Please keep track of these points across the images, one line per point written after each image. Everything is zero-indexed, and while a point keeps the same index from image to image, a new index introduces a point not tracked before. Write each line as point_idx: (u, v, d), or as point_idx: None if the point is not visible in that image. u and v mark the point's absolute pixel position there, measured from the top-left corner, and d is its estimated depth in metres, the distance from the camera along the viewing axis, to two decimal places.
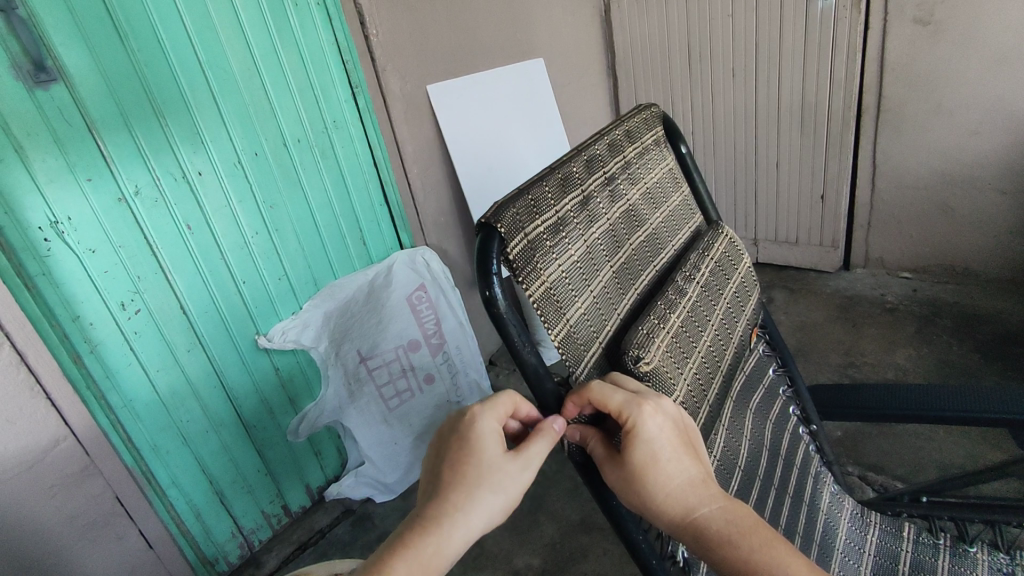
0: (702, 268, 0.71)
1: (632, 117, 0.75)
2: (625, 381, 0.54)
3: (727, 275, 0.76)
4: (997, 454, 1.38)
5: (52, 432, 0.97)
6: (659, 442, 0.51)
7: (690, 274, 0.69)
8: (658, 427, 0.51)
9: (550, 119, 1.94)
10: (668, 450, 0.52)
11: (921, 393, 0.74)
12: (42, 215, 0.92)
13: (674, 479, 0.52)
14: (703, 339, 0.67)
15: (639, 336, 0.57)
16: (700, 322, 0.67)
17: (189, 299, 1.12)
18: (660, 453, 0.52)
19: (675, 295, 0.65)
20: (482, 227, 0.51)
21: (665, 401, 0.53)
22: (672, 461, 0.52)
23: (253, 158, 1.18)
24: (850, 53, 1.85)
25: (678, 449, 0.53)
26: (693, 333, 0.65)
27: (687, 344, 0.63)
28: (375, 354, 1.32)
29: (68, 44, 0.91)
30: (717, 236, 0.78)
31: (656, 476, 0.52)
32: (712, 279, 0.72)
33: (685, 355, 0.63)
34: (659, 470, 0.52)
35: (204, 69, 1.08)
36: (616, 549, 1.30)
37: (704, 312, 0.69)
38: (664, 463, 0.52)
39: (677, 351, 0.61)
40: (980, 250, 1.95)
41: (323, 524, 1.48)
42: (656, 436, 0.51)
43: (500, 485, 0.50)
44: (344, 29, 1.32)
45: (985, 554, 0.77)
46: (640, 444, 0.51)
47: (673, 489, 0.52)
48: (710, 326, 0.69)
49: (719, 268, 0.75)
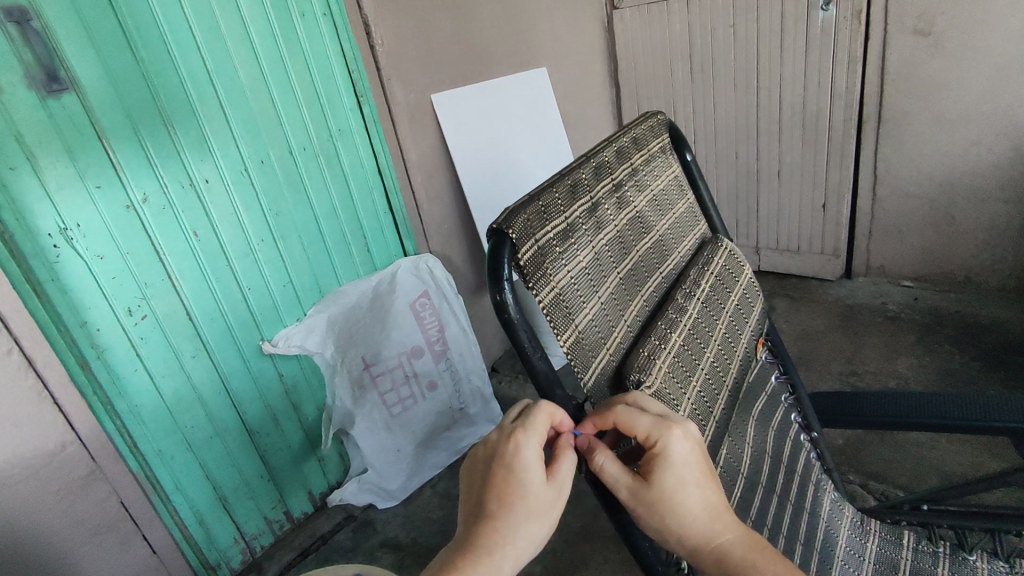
0: (703, 282, 0.72)
1: (639, 125, 0.76)
2: (649, 402, 0.55)
3: (729, 288, 0.77)
4: (999, 463, 1.37)
5: (59, 437, 0.98)
6: (686, 466, 0.52)
7: (691, 290, 0.70)
8: (686, 452, 0.52)
9: (552, 128, 1.95)
10: (694, 473, 0.53)
11: (923, 402, 0.75)
12: (52, 222, 0.94)
13: (697, 503, 0.53)
14: (706, 356, 0.67)
15: (640, 359, 0.58)
16: (702, 339, 0.68)
17: (194, 305, 1.14)
18: (688, 476, 0.52)
19: (676, 314, 0.66)
20: (494, 232, 0.52)
21: (690, 425, 0.54)
22: (696, 485, 0.53)
23: (258, 166, 1.20)
24: (851, 64, 1.87)
25: (702, 473, 0.53)
26: (695, 350, 0.66)
27: (690, 363, 0.64)
28: (379, 361, 1.37)
29: (79, 53, 0.93)
30: (718, 249, 0.79)
31: (681, 501, 0.52)
32: (714, 293, 0.73)
33: (687, 374, 0.63)
34: (683, 494, 0.52)
35: (212, 78, 1.10)
36: (617, 556, 1.30)
37: (705, 328, 0.69)
38: (689, 489, 0.53)
39: (679, 371, 0.62)
40: (982, 259, 1.96)
41: (325, 530, 1.47)
42: (684, 459, 0.52)
43: (546, 515, 0.52)
44: (350, 39, 1.34)
45: (984, 562, 0.77)
46: (667, 468, 0.52)
47: (695, 513, 0.53)
48: (713, 340, 0.70)
49: (720, 281, 0.76)
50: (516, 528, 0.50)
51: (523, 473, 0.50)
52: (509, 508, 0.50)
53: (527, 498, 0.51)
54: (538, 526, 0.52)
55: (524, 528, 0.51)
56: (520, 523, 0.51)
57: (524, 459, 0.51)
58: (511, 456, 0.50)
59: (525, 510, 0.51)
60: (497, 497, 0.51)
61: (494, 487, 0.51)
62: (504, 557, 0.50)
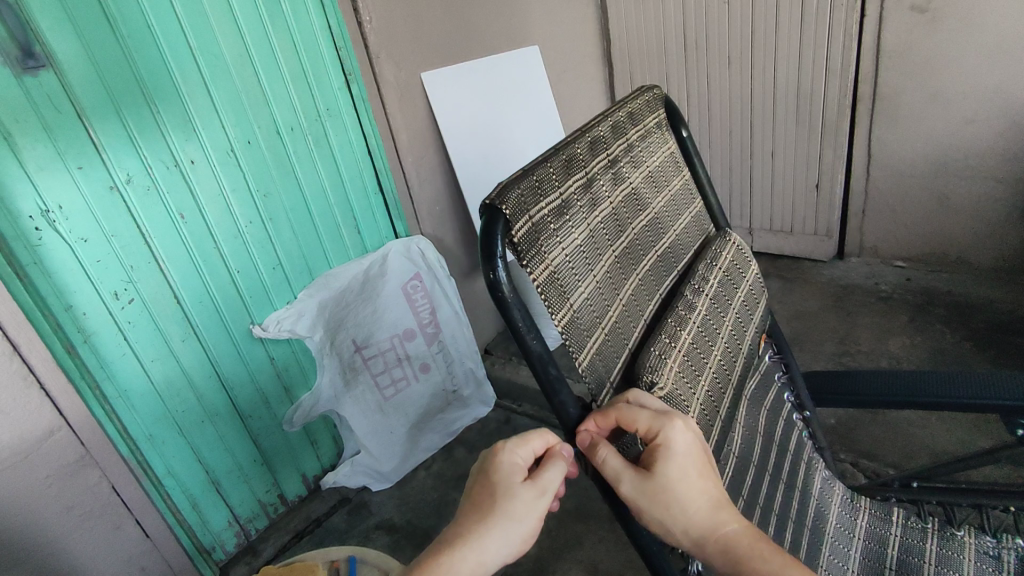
0: (710, 278, 0.72)
1: (635, 99, 0.75)
2: (637, 417, 0.52)
3: (735, 284, 0.76)
4: (987, 440, 1.39)
5: (47, 423, 0.97)
6: (688, 462, 0.52)
7: (699, 287, 0.69)
8: (687, 444, 0.52)
9: (546, 106, 1.92)
10: (696, 470, 0.53)
11: (914, 379, 0.75)
12: (33, 204, 0.92)
13: (702, 499, 0.53)
14: (714, 354, 0.66)
15: (651, 359, 0.58)
16: (710, 336, 0.67)
17: (182, 288, 1.12)
18: (689, 472, 0.52)
19: (685, 311, 0.65)
20: (487, 208, 0.51)
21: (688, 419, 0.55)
22: (699, 483, 0.53)
23: (245, 146, 1.17)
24: (846, 41, 1.85)
25: (703, 468, 0.54)
26: (703, 348, 0.65)
27: (698, 361, 0.63)
28: (370, 344, 1.36)
29: (56, 29, 0.90)
30: (724, 245, 0.79)
31: (685, 497, 0.52)
32: (721, 289, 0.72)
33: (696, 372, 0.62)
34: (688, 492, 0.52)
35: (195, 54, 1.07)
36: (611, 535, 1.31)
37: (713, 324, 0.68)
38: (692, 480, 0.53)
39: (688, 370, 0.61)
40: (973, 239, 1.97)
41: (320, 513, 1.48)
42: (686, 453, 0.52)
43: (526, 515, 0.52)
44: (337, 15, 1.30)
45: (972, 537, 0.78)
46: (673, 462, 0.52)
47: (695, 508, 0.53)
48: (719, 338, 0.69)
49: (727, 277, 0.75)
50: (492, 523, 0.51)
51: (500, 475, 0.53)
52: (484, 504, 0.52)
53: (508, 498, 0.52)
54: (513, 529, 0.52)
55: (500, 526, 0.51)
56: (493, 522, 0.51)
57: (502, 460, 0.54)
58: (491, 456, 0.54)
59: (499, 506, 0.52)
60: (477, 494, 0.53)
61: (474, 489, 0.54)
62: (473, 551, 0.50)
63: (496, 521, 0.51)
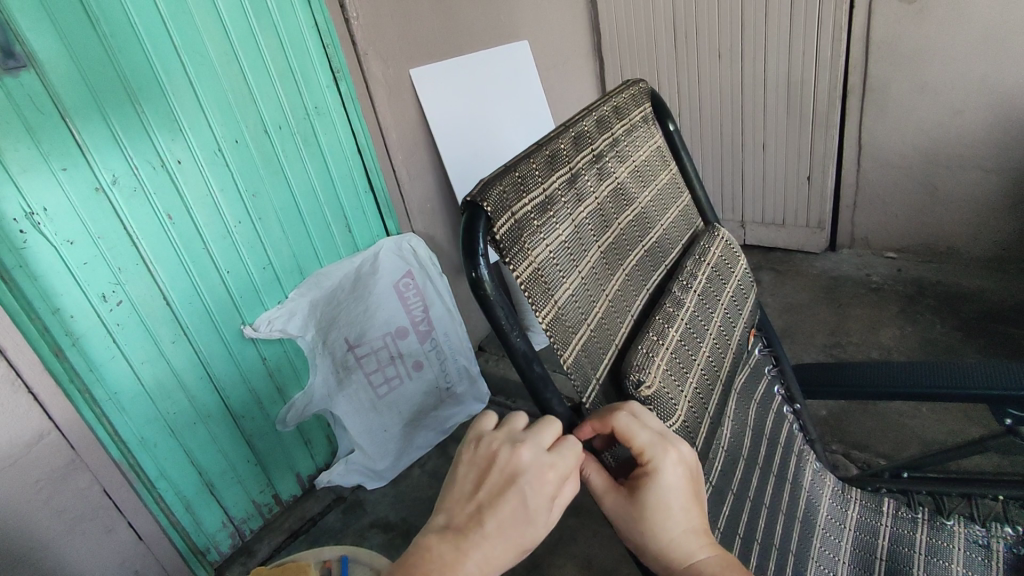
0: (699, 274, 0.71)
1: (620, 93, 0.74)
2: (636, 434, 0.51)
3: (724, 278, 0.76)
4: (977, 429, 1.40)
5: (36, 427, 0.96)
6: (674, 491, 0.51)
7: (687, 283, 0.69)
8: (677, 475, 0.51)
9: (536, 101, 1.91)
10: (681, 500, 0.52)
11: (902, 371, 0.75)
12: (16, 207, 0.90)
13: (678, 527, 0.52)
14: (702, 351, 0.66)
15: (638, 358, 0.58)
16: (698, 332, 0.67)
17: (172, 290, 1.11)
18: (673, 500, 0.51)
19: (673, 308, 0.65)
20: (468, 205, 0.50)
21: (685, 448, 0.53)
22: (681, 510, 0.52)
23: (233, 145, 1.16)
24: (836, 32, 1.84)
25: (689, 499, 0.53)
26: (692, 345, 0.65)
27: (686, 358, 0.63)
28: (363, 341, 1.35)
29: (36, 29, 0.89)
30: (713, 240, 0.78)
31: (663, 522, 0.51)
32: (710, 285, 0.72)
33: (685, 369, 0.62)
34: (668, 517, 0.51)
35: (179, 53, 1.06)
36: (605, 530, 1.31)
37: (701, 321, 0.68)
38: (673, 509, 0.52)
39: (676, 367, 0.61)
40: (963, 229, 1.97)
41: (315, 512, 1.48)
42: (674, 482, 0.51)
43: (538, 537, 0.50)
44: (324, 12, 1.29)
45: (962, 526, 0.79)
46: (659, 487, 0.51)
47: (675, 535, 0.52)
48: (708, 335, 0.68)
49: (716, 272, 0.74)
50: (507, 551, 0.48)
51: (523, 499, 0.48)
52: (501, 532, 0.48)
53: (526, 526, 0.49)
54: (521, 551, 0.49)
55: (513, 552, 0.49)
56: (508, 549, 0.48)
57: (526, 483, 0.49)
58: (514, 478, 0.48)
59: (515, 534, 0.48)
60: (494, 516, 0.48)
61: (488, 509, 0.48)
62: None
63: (510, 548, 0.48)
